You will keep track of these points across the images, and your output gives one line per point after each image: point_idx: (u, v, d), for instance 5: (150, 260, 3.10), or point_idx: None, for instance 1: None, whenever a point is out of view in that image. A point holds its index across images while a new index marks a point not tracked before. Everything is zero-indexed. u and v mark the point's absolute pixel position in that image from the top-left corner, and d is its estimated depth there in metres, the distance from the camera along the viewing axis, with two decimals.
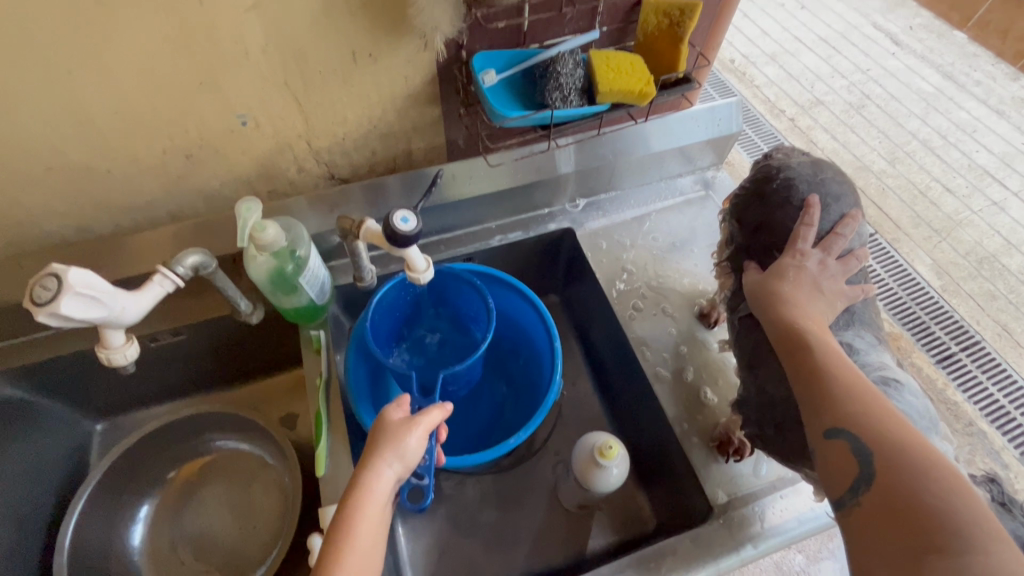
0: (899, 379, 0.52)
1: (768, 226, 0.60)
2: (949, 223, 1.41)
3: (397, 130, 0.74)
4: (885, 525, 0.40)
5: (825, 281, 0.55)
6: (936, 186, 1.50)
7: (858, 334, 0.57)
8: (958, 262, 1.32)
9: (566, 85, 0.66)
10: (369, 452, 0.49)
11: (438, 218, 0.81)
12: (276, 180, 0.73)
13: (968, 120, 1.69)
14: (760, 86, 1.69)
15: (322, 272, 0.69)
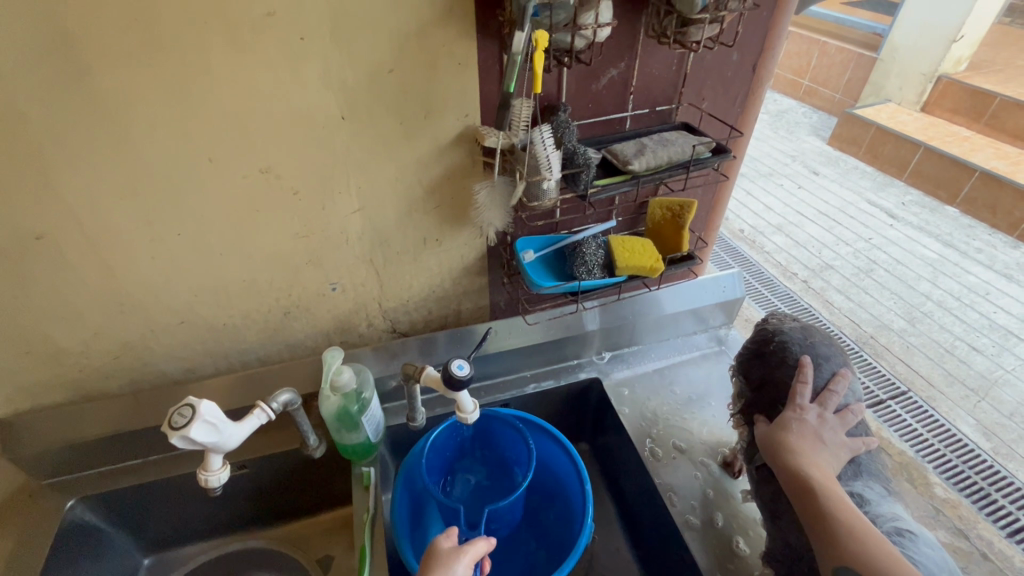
0: (911, 531, 0.59)
1: (771, 383, 0.69)
2: (984, 383, 1.44)
3: (451, 294, 0.91)
4: None
5: (826, 434, 0.62)
6: (961, 344, 1.55)
7: (868, 485, 0.63)
8: (1004, 424, 1.33)
9: (590, 261, 0.82)
10: None
11: (481, 367, 0.93)
12: (349, 332, 0.88)
13: (979, 284, 1.77)
14: (770, 254, 1.88)
15: (379, 412, 0.79)
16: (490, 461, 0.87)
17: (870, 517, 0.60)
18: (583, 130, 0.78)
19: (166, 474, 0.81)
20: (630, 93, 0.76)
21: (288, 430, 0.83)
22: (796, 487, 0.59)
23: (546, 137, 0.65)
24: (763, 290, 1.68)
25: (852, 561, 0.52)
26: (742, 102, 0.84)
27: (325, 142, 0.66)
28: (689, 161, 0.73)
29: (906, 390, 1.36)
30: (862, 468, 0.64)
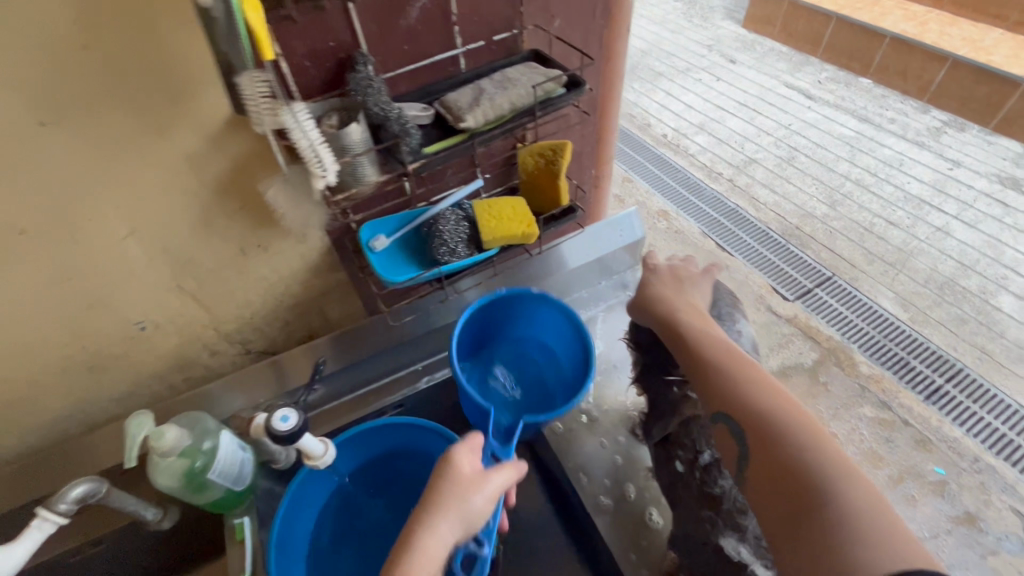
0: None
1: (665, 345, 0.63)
2: (901, 254, 1.43)
3: (305, 299, 0.77)
4: (769, 480, 0.47)
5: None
6: (879, 221, 1.53)
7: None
8: (921, 291, 1.34)
9: (451, 239, 0.68)
10: (429, 504, 0.50)
11: (364, 372, 0.82)
12: (190, 367, 0.74)
13: (893, 156, 1.74)
14: (694, 156, 1.76)
15: (238, 456, 0.67)
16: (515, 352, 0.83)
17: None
18: (406, 81, 0.62)
19: None
20: (454, 24, 0.60)
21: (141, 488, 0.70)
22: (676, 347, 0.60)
23: (312, 127, 0.49)
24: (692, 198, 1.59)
25: (724, 401, 0.53)
26: (604, 14, 0.69)
27: (27, 162, 0.48)
28: (535, 105, 0.59)
29: (830, 275, 1.35)
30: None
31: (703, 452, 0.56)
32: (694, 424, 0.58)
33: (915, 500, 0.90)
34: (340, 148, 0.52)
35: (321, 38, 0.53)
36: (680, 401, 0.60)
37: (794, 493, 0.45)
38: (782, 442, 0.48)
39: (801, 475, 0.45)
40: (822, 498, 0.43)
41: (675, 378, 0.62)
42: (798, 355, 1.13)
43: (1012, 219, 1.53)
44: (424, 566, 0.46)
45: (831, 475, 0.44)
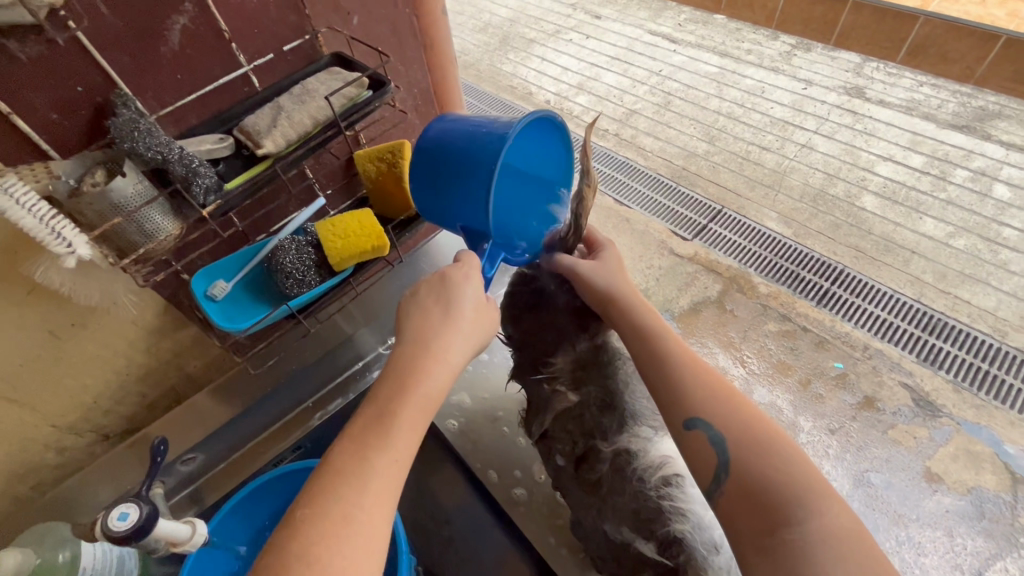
0: (679, 474, 0.51)
1: (528, 340, 0.61)
2: (776, 175, 1.43)
3: (158, 366, 0.69)
4: (751, 501, 0.44)
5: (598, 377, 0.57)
6: (753, 147, 1.51)
7: (635, 432, 0.54)
8: (798, 206, 1.35)
9: (295, 269, 0.63)
10: (459, 317, 0.52)
11: (246, 425, 0.77)
12: (36, 471, 0.66)
13: (754, 86, 1.71)
14: (579, 117, 1.67)
15: (110, 552, 0.60)
16: (507, 164, 0.56)
17: (638, 474, 0.52)
18: (193, 111, 0.55)
19: None
20: (230, 42, 0.54)
21: None
22: (638, 349, 0.53)
23: (34, 203, 0.43)
24: None
25: (699, 408, 0.49)
26: (408, 2, 0.68)
27: None
28: (338, 116, 0.55)
29: (719, 208, 1.36)
30: (625, 416, 0.55)
31: (578, 444, 0.57)
32: (568, 416, 0.58)
33: (824, 397, 0.99)
34: (110, 207, 0.46)
35: (61, 84, 0.46)
36: (549, 397, 0.59)
37: (772, 509, 0.43)
38: (761, 459, 0.46)
39: (779, 501, 0.43)
40: (802, 515, 0.42)
41: (543, 373, 0.60)
42: (704, 290, 1.19)
43: (862, 124, 1.53)
44: (439, 375, 0.49)
45: (809, 494, 0.43)
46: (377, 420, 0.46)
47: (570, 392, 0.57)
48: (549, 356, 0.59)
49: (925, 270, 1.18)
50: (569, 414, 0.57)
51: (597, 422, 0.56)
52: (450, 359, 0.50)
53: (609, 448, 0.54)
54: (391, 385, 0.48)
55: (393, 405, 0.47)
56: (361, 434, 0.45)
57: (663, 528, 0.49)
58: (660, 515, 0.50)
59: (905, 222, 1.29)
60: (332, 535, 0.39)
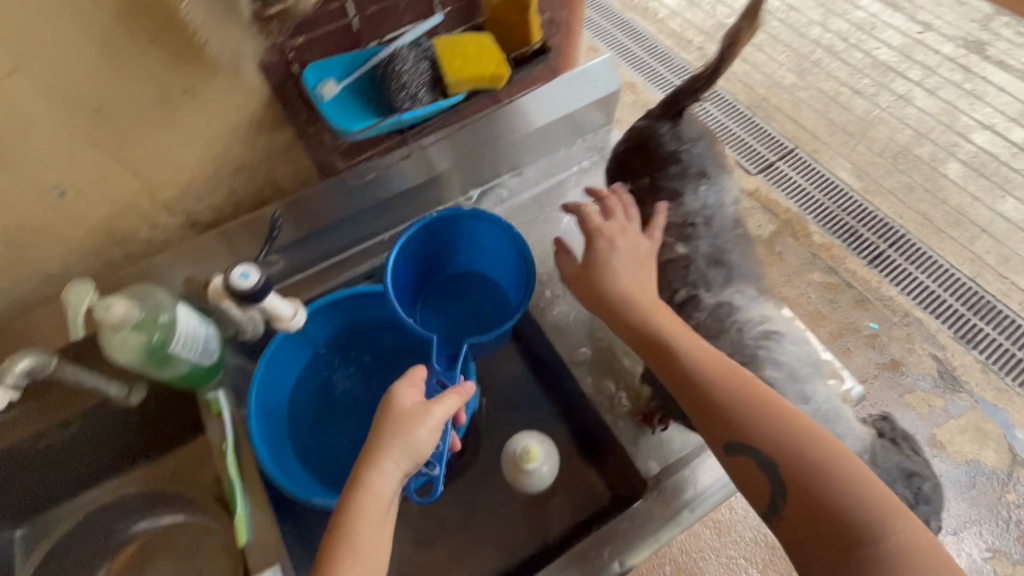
0: (776, 330, 0.52)
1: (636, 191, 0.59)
2: (862, 124, 1.31)
3: (251, 162, 0.68)
4: (813, 526, 0.42)
5: (710, 232, 0.55)
6: (844, 90, 1.37)
7: (739, 290, 0.54)
8: (876, 161, 1.25)
9: (411, 83, 0.61)
10: (379, 444, 0.49)
11: (322, 244, 0.76)
12: (130, 242, 0.67)
13: (865, 19, 1.51)
14: (662, 21, 1.50)
15: (198, 331, 0.63)
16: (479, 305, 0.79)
17: (737, 324, 0.52)
18: None
19: None
20: None
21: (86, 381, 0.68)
22: (663, 362, 0.50)
23: None
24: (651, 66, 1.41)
25: (741, 427, 0.46)
26: None
27: None
28: None
29: (791, 148, 1.26)
30: (733, 272, 0.54)
31: (678, 291, 0.54)
32: (671, 268, 0.54)
33: (850, 352, 1.03)
34: None
35: None
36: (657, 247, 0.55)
37: (840, 530, 0.41)
38: (820, 477, 0.43)
39: (845, 523, 0.41)
40: (871, 537, 0.39)
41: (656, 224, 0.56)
42: (757, 228, 1.14)
43: (971, 84, 1.39)
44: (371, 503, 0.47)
45: (875, 513, 0.40)
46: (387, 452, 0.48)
47: (679, 245, 0.54)
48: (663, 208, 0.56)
49: (989, 250, 1.14)
50: (673, 264, 0.54)
51: (703, 274, 0.54)
52: (382, 477, 0.48)
53: (711, 298, 0.53)
54: (395, 426, 0.50)
55: (396, 447, 0.49)
56: (371, 477, 0.48)
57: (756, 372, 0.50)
58: (756, 360, 0.50)
59: (984, 197, 1.21)
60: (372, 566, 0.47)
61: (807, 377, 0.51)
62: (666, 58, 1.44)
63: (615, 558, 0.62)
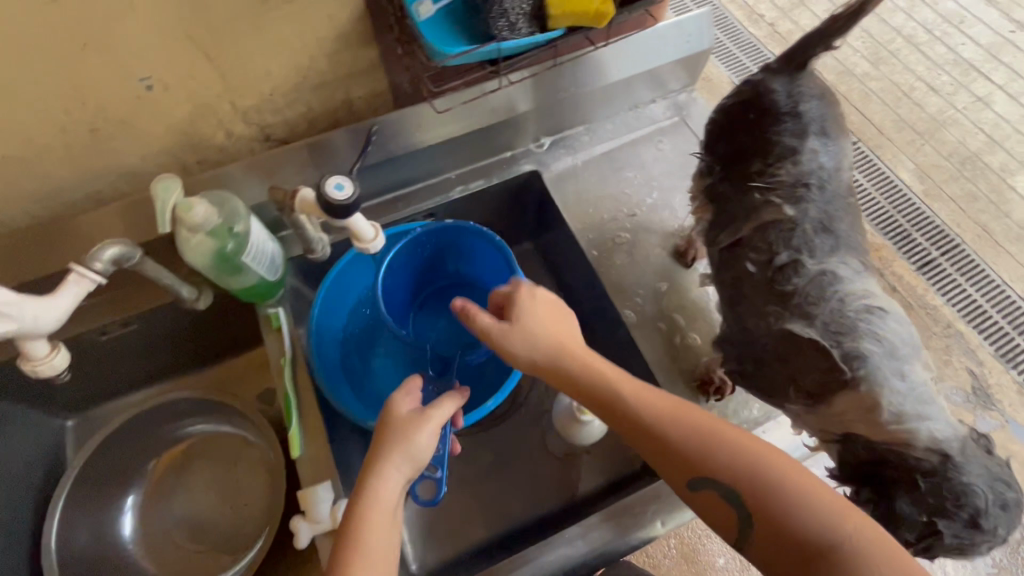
0: (883, 308, 0.50)
1: (743, 147, 0.56)
2: (932, 123, 1.25)
3: (331, 79, 0.66)
4: (783, 549, 0.45)
5: (820, 199, 0.52)
6: (920, 85, 1.31)
7: (844, 261, 0.51)
8: (942, 164, 1.19)
9: (512, 11, 0.57)
10: (379, 453, 0.50)
11: (390, 174, 0.74)
12: (204, 149, 0.66)
13: (953, 11, 1.45)
14: None
15: (269, 246, 0.64)
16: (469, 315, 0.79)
17: (839, 296, 0.49)
18: None
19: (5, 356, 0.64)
20: None
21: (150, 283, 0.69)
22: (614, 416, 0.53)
23: None
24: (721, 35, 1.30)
25: (700, 467, 0.49)
26: None
27: None
28: None
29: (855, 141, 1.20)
30: (839, 242, 0.52)
31: (780, 254, 0.51)
32: (771, 230, 0.52)
33: None
34: None
35: None
36: (758, 207, 0.53)
37: (807, 552, 0.44)
38: (778, 503, 0.46)
39: (808, 544, 0.44)
40: (831, 550, 0.43)
41: (763, 184, 0.54)
42: None
43: None
44: (385, 489, 0.48)
45: (831, 523, 0.44)
46: (390, 459, 0.49)
47: (786, 206, 0.52)
48: (773, 167, 0.53)
49: None
50: (774, 227, 0.52)
51: (807, 240, 0.51)
52: (392, 472, 0.49)
53: (813, 265, 0.50)
54: (392, 434, 0.50)
55: (395, 455, 0.49)
56: (376, 486, 0.48)
57: (852, 344, 0.48)
58: (854, 331, 0.48)
59: None
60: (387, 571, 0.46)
61: (906, 360, 0.49)
62: (731, 28, 1.34)
63: (656, 518, 0.63)
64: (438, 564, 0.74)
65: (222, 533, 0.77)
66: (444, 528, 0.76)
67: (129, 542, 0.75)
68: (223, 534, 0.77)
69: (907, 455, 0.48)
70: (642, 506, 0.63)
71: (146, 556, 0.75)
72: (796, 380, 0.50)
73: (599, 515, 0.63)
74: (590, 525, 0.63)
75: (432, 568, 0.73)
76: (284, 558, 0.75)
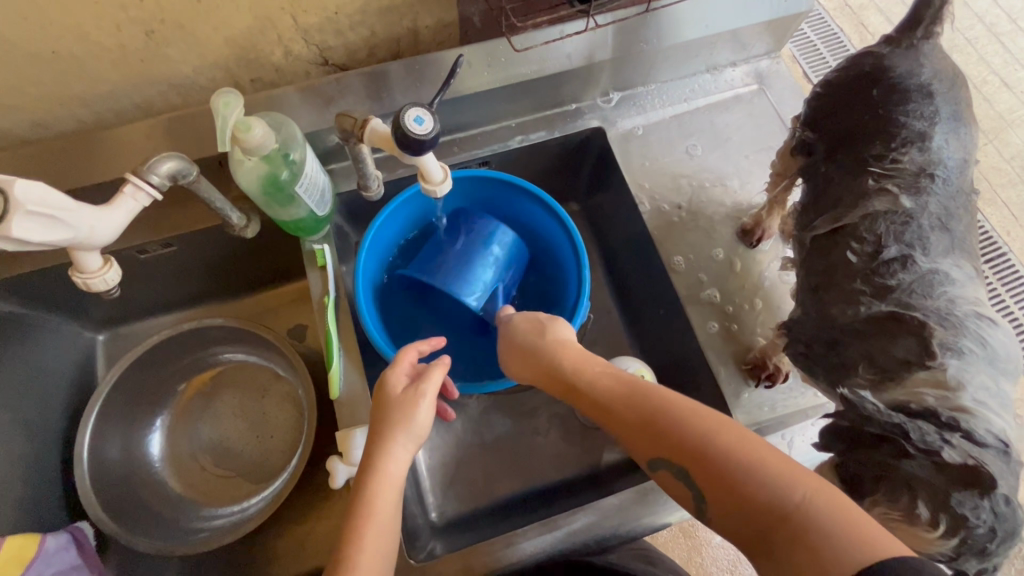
0: (992, 319, 0.46)
1: (860, 128, 0.51)
2: (999, 122, 1.18)
3: (401, 3, 0.61)
4: (736, 515, 0.37)
5: (940, 192, 0.48)
6: (994, 79, 1.22)
7: (957, 263, 0.48)
8: (1001, 167, 1.13)
9: None
10: (380, 433, 0.47)
11: (452, 114, 0.70)
12: (259, 67, 0.62)
13: None
14: None
15: (322, 179, 0.60)
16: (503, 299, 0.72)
17: (947, 297, 0.46)
18: None
19: (50, 263, 0.64)
20: None
21: (194, 205, 0.66)
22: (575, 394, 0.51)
23: None
24: None
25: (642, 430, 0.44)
26: None
27: None
28: None
29: None
30: (954, 243, 0.48)
31: (888, 247, 0.47)
32: (881, 219, 0.48)
33: None
34: None
35: None
36: (869, 193, 0.49)
37: (760, 516, 0.36)
38: (724, 458, 0.39)
39: (756, 505, 0.36)
40: (783, 507, 0.35)
41: (878, 169, 0.49)
42: None
43: None
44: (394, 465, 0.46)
45: (779, 476, 0.36)
46: (402, 433, 0.47)
47: (904, 197, 0.48)
48: (893, 151, 0.49)
49: None
50: (885, 217, 0.48)
51: (921, 235, 0.47)
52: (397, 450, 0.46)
53: (925, 263, 0.47)
54: (388, 414, 0.48)
55: (400, 433, 0.47)
56: (383, 464, 0.45)
57: (953, 336, 0.44)
58: (960, 326, 0.44)
59: None
60: (388, 533, 0.43)
61: (1000, 374, 0.45)
62: None
63: None
64: (457, 516, 0.74)
65: (247, 461, 0.77)
66: (464, 483, 0.76)
67: (157, 461, 0.76)
68: (248, 463, 0.77)
69: (964, 421, 0.41)
70: None
71: (172, 475, 0.75)
72: (872, 357, 0.47)
73: (626, 490, 0.61)
74: (616, 498, 0.61)
75: (449, 519, 0.74)
76: (305, 493, 0.75)
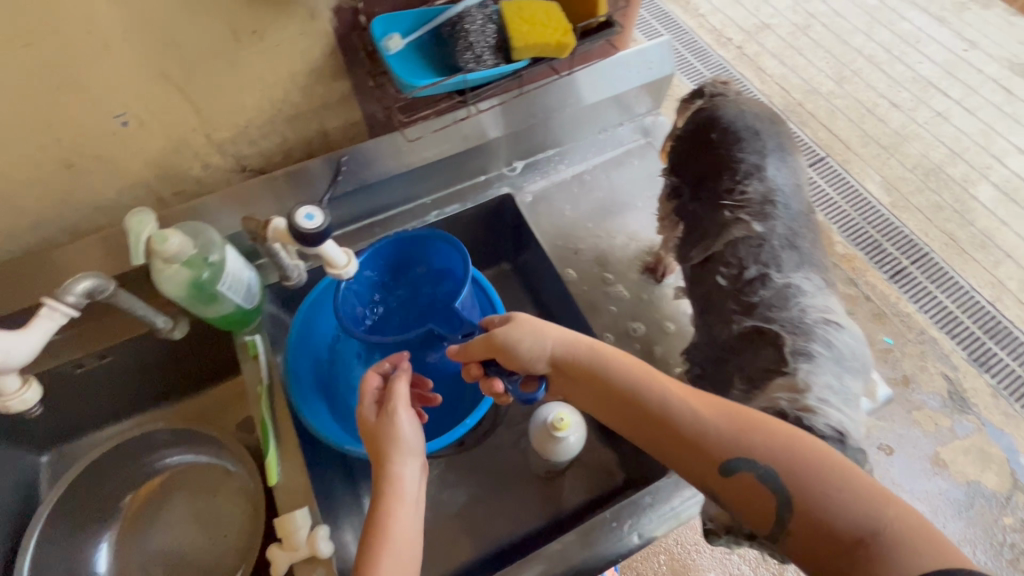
0: (838, 324, 0.52)
1: (708, 169, 0.60)
2: (895, 138, 1.30)
3: (306, 111, 0.68)
4: (819, 532, 0.42)
5: (783, 215, 0.56)
6: (882, 101, 1.37)
7: (808, 276, 0.54)
8: (906, 176, 1.23)
9: (478, 45, 0.59)
10: (379, 461, 0.52)
11: (369, 199, 0.76)
12: (181, 181, 0.67)
13: (911, 32, 1.53)
14: (703, 16, 1.49)
15: (245, 275, 0.64)
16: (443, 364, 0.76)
17: (800, 306, 0.52)
18: None
19: None
20: None
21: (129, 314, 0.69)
22: (629, 405, 0.52)
23: None
24: (690, 57, 1.37)
25: (728, 450, 0.46)
26: None
27: None
28: None
29: (824, 156, 1.24)
30: (803, 258, 0.55)
31: (748, 267, 0.54)
32: (741, 244, 0.55)
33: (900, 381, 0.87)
34: None
35: None
36: (727, 223, 0.56)
37: (845, 530, 0.41)
38: (820, 482, 0.43)
39: (840, 526, 0.41)
40: (874, 525, 0.40)
41: (730, 202, 0.57)
42: None
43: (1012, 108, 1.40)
44: (408, 483, 0.52)
45: (867, 495, 0.41)
46: (398, 454, 0.52)
47: (755, 223, 0.55)
48: (738, 185, 0.57)
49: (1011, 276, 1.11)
50: (744, 242, 0.55)
51: (774, 254, 0.54)
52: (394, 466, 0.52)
53: (780, 279, 0.53)
54: (381, 443, 0.53)
55: (396, 455, 0.52)
56: (394, 485, 0.51)
57: (804, 341, 0.50)
58: (807, 331, 0.51)
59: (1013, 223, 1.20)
60: (409, 545, 0.49)
61: (846, 374, 0.51)
62: (702, 53, 1.41)
63: (633, 530, 0.63)
64: None
65: (200, 565, 0.75)
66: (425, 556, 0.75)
67: None
68: (201, 567, 0.75)
69: (809, 420, 0.47)
70: (620, 520, 0.63)
71: None
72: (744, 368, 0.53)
73: (570, 535, 0.63)
74: (559, 544, 0.62)
75: None
76: None
